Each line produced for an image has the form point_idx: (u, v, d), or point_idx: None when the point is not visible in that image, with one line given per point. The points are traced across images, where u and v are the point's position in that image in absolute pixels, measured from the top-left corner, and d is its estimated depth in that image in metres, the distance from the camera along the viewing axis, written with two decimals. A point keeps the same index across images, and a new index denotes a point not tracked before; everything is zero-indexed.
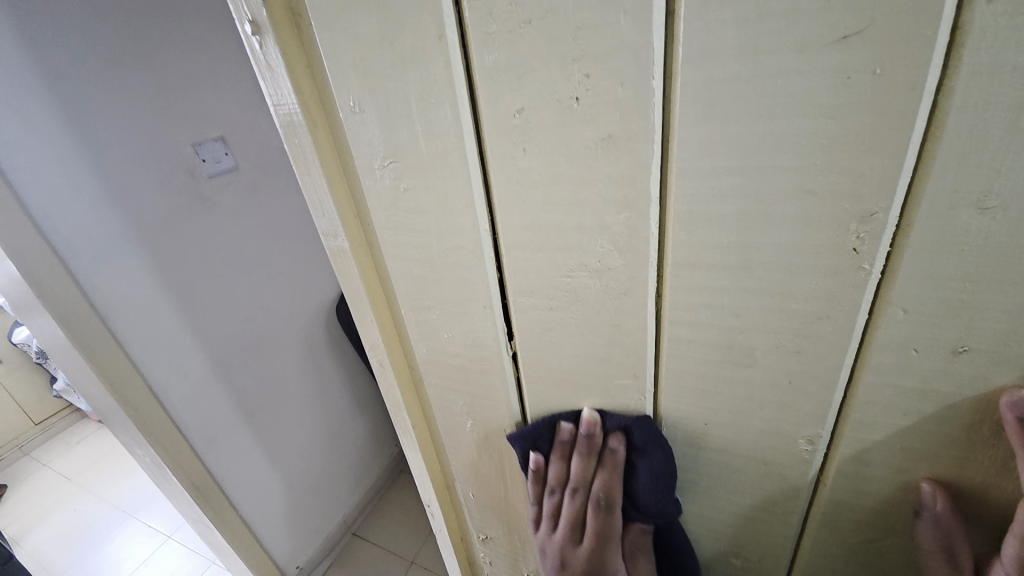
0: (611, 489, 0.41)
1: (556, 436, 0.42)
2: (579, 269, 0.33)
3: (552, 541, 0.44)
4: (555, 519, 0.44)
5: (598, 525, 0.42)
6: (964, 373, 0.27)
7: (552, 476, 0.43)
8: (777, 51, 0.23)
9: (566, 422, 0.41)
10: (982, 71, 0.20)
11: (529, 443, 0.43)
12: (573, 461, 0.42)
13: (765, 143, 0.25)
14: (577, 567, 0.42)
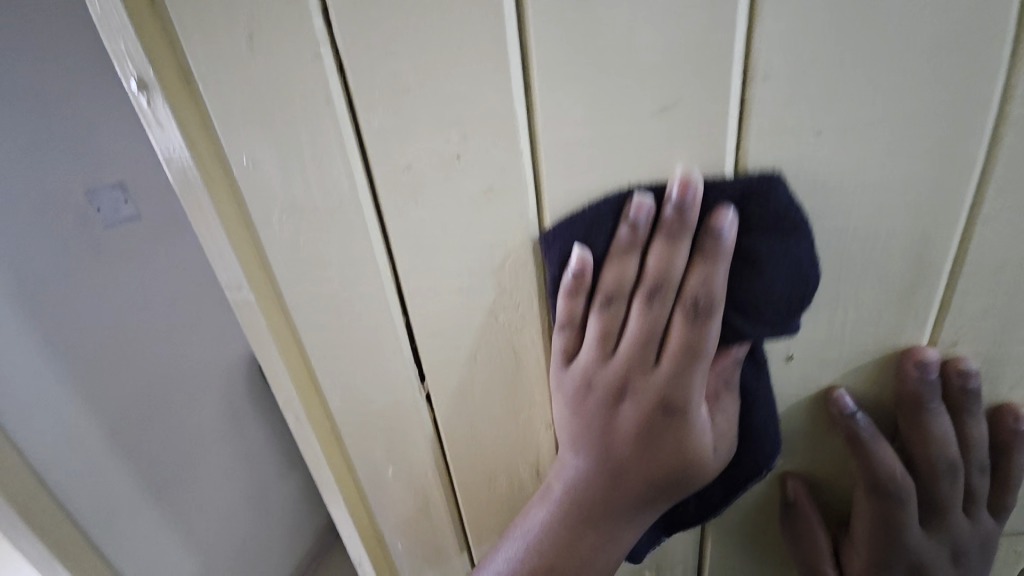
0: (713, 280, 0.28)
1: (620, 220, 0.29)
2: (477, 308, 0.36)
3: (605, 369, 0.32)
4: (609, 349, 0.32)
5: (686, 331, 0.29)
6: (799, 376, 0.32)
7: (610, 281, 0.30)
8: (614, 119, 0.27)
9: (644, 194, 0.28)
10: (766, 135, 0.26)
11: (577, 234, 0.30)
12: (650, 248, 0.29)
13: (618, 192, 0.29)
14: (648, 399, 0.32)
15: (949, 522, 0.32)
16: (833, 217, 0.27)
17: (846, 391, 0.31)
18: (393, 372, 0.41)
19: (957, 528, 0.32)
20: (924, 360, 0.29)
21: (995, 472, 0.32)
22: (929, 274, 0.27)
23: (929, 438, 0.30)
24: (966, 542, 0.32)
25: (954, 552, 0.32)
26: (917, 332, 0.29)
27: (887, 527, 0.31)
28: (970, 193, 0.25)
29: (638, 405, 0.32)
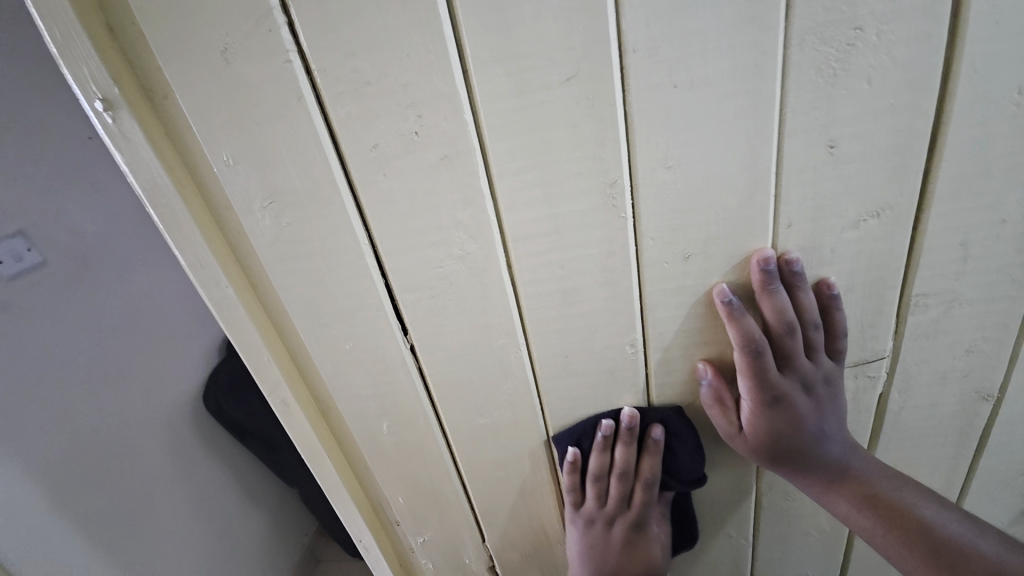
0: (654, 468, 0.54)
1: (597, 432, 0.52)
2: (447, 260, 0.43)
3: (602, 507, 0.56)
4: (601, 497, 0.56)
5: (644, 491, 0.55)
6: (697, 271, 0.43)
7: (593, 465, 0.54)
8: (533, 89, 0.36)
9: (608, 420, 0.51)
10: (641, 90, 0.36)
11: (572, 441, 0.52)
12: (617, 449, 0.53)
13: (544, 145, 0.38)
14: (625, 522, 0.57)
15: (795, 365, 0.46)
16: (696, 146, 0.38)
17: (725, 285, 0.43)
18: (379, 331, 0.47)
19: (802, 369, 0.46)
20: (764, 257, 0.41)
21: (829, 331, 0.45)
22: (765, 179, 0.39)
23: (774, 309, 0.43)
24: (812, 378, 0.46)
25: (803, 386, 0.47)
26: (765, 223, 0.40)
27: (755, 375, 0.46)
28: (779, 118, 0.36)
29: (623, 526, 0.57)
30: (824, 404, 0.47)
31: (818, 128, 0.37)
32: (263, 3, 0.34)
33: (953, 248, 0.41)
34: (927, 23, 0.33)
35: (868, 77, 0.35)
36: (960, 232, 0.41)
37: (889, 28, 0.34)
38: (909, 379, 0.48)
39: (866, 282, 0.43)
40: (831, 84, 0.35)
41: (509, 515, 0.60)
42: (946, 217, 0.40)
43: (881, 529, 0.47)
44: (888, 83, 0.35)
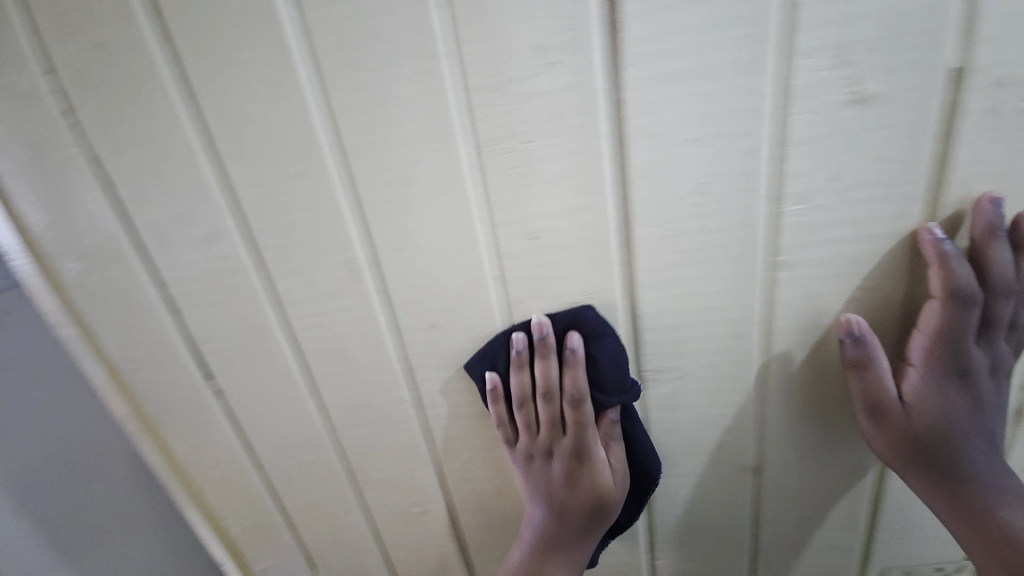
0: (578, 382, 0.45)
1: (510, 349, 0.46)
2: (230, 318, 0.49)
3: (537, 442, 0.49)
4: (533, 429, 0.49)
5: (576, 419, 0.47)
6: (444, 338, 0.47)
7: (516, 389, 0.47)
8: (267, 182, 0.41)
9: (518, 331, 0.45)
10: (358, 187, 0.41)
11: (484, 364, 0.47)
12: (534, 365, 0.46)
13: (288, 228, 0.43)
14: (566, 456, 0.48)
15: (976, 337, 0.41)
16: (417, 231, 0.42)
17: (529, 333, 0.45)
18: (183, 372, 0.53)
19: (983, 345, 0.42)
20: (997, 201, 0.36)
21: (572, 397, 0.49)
22: (482, 262, 0.43)
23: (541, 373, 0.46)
24: (991, 362, 0.42)
25: (976, 368, 0.42)
26: (494, 298, 0.45)
27: (938, 330, 0.40)
28: (482, 212, 0.41)
29: (564, 468, 0.48)
30: (989, 395, 0.43)
31: (518, 223, 0.41)
32: (46, 106, 0.41)
33: (670, 331, 0.44)
34: (588, 138, 0.37)
35: (550, 181, 0.39)
36: (674, 317, 0.44)
37: (557, 142, 0.38)
38: (663, 448, 0.51)
39: None
40: (518, 186, 0.40)
41: (338, 550, 0.64)
42: (655, 303, 0.43)
43: (948, 516, 0.45)
44: (569, 187, 0.39)
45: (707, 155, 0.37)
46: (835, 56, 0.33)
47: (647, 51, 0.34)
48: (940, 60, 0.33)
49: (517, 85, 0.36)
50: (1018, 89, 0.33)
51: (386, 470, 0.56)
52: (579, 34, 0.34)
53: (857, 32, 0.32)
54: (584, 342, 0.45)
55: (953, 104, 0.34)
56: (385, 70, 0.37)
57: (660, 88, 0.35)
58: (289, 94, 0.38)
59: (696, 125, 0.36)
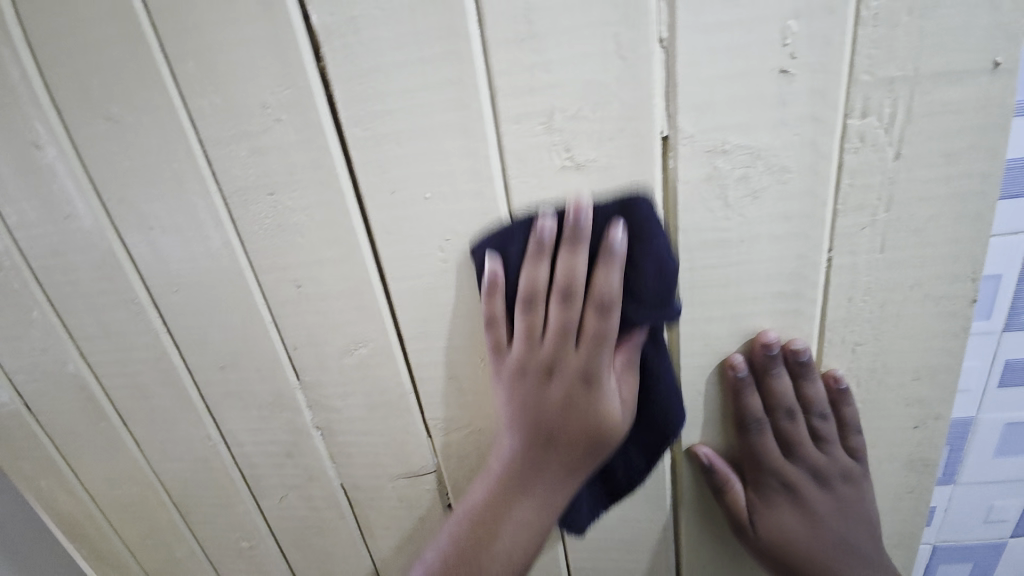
0: (608, 326, 0.35)
1: (531, 235, 0.35)
2: (34, 350, 0.49)
3: (534, 357, 0.37)
4: (534, 343, 0.37)
5: (586, 357, 0.36)
6: (235, 379, 0.47)
7: (531, 294, 0.36)
8: (46, 222, 0.43)
9: (546, 215, 0.35)
10: (125, 229, 0.42)
11: (489, 245, 0.36)
12: (560, 258, 0.35)
13: (69, 266, 0.44)
14: (571, 376, 0.37)
15: (802, 452, 0.42)
16: (188, 276, 0.43)
17: (343, 380, 0.46)
18: (3, 403, 0.53)
19: (813, 459, 0.42)
20: (767, 341, 0.38)
21: (372, 439, 0.49)
22: (256, 307, 0.43)
23: (546, 277, 0.35)
24: (829, 475, 0.41)
25: (818, 482, 0.42)
26: (275, 343, 0.45)
27: (755, 454, 0.42)
28: (246, 259, 0.41)
29: (565, 383, 0.37)
30: (847, 503, 0.41)
31: (281, 270, 0.41)
32: None
33: (444, 380, 0.44)
34: (327, 192, 0.38)
35: (301, 232, 0.39)
36: (446, 367, 0.44)
37: (300, 196, 0.38)
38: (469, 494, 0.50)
39: (383, 402, 0.46)
40: (273, 235, 0.40)
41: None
42: (425, 352, 0.43)
43: None
44: (320, 238, 0.39)
45: (443, 212, 0.37)
46: (541, 123, 0.34)
47: (361, 112, 0.35)
48: (645, 128, 0.33)
49: (250, 139, 0.37)
50: (726, 158, 0.33)
51: (208, 505, 0.56)
52: (295, 91, 0.35)
53: (557, 100, 0.33)
54: (628, 239, 0.34)
55: (667, 171, 0.34)
56: (125, 121, 0.38)
57: (382, 148, 0.36)
58: (49, 143, 0.40)
59: (427, 184, 0.36)
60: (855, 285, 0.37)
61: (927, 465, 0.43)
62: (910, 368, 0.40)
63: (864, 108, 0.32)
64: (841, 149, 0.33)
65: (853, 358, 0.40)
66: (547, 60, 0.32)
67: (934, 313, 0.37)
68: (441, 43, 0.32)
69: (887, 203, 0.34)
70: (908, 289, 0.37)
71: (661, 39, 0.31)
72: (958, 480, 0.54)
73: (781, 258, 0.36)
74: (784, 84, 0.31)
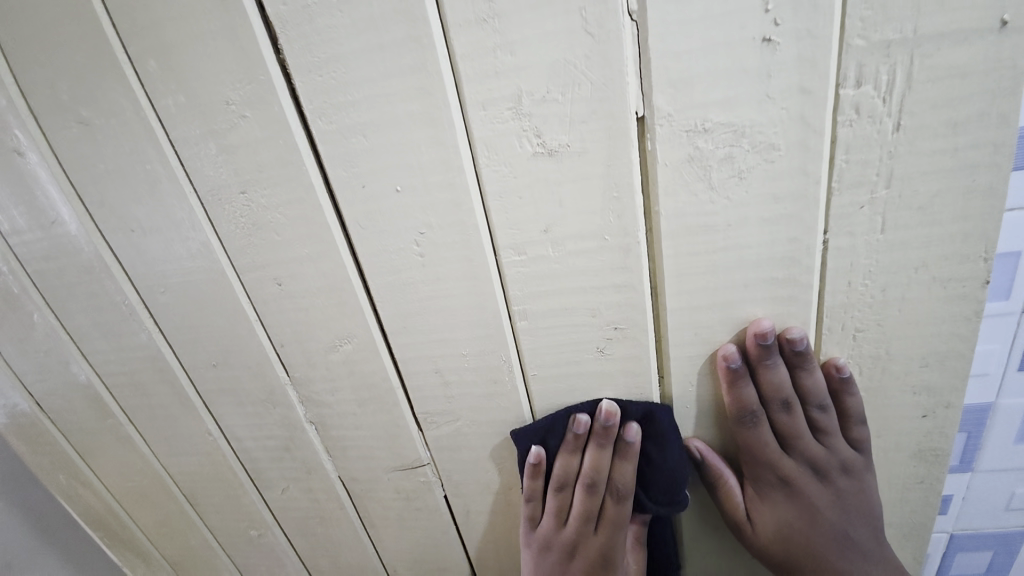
0: (623, 473, 0.42)
1: (569, 428, 0.42)
2: (40, 351, 0.51)
3: (559, 535, 0.44)
4: (561, 522, 0.44)
5: (610, 513, 0.43)
6: (228, 376, 0.48)
7: (559, 472, 0.43)
8: (37, 228, 0.43)
9: (582, 415, 0.41)
10: (110, 232, 0.42)
11: (533, 436, 0.43)
12: (587, 453, 0.42)
13: (62, 269, 0.45)
14: (589, 559, 0.43)
15: (800, 445, 0.40)
16: (173, 277, 0.43)
17: (333, 375, 0.46)
18: (18, 401, 0.56)
19: (811, 451, 0.40)
20: (762, 330, 0.36)
21: (365, 433, 0.49)
22: (242, 306, 0.43)
23: (563, 469, 0.43)
24: (827, 466, 0.40)
25: (815, 474, 0.40)
26: (262, 340, 0.45)
27: (749, 448, 0.40)
28: (227, 258, 0.41)
29: (585, 560, 0.44)
30: (846, 495, 0.40)
31: (262, 268, 0.41)
32: None
33: (430, 374, 0.44)
34: (298, 189, 0.37)
35: (277, 230, 0.39)
36: (430, 361, 0.43)
37: (272, 193, 0.37)
38: (463, 486, 0.50)
39: (372, 397, 0.46)
40: (250, 234, 0.40)
41: (199, 563, 0.66)
42: (409, 347, 0.43)
43: None
44: (296, 235, 0.39)
45: (415, 205, 0.36)
46: (509, 108, 0.32)
47: (325, 104, 0.34)
48: (618, 109, 0.31)
49: (217, 137, 0.36)
50: (708, 137, 0.31)
51: (215, 496, 0.58)
52: (257, 85, 0.34)
53: (524, 83, 0.31)
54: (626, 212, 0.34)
55: (645, 154, 0.32)
56: (97, 124, 0.37)
57: (350, 141, 0.34)
58: (29, 149, 0.40)
59: (396, 176, 0.35)
60: (854, 269, 0.34)
61: (938, 455, 0.41)
62: (916, 355, 0.37)
63: (858, 77, 0.29)
64: (834, 123, 0.30)
65: (853, 345, 0.37)
66: (510, 41, 0.30)
67: (942, 296, 0.35)
68: (399, 27, 0.31)
69: (887, 179, 0.32)
70: (913, 271, 0.34)
71: (631, 11, 0.29)
72: (976, 468, 0.51)
73: (772, 242, 0.34)
74: (768, 54, 0.29)
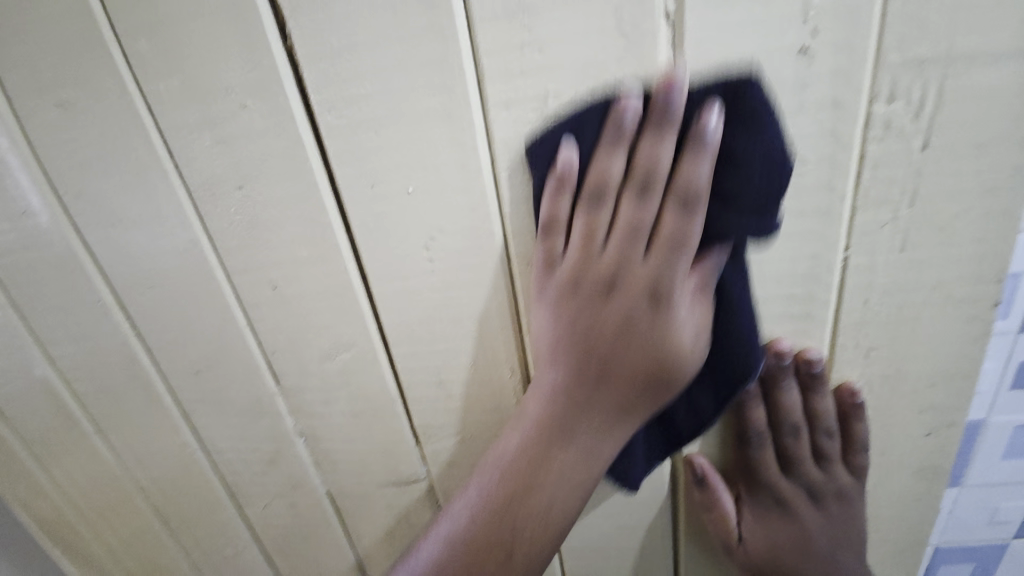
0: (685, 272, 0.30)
1: (611, 115, 0.29)
2: None
3: (586, 268, 0.31)
4: (588, 258, 0.31)
5: (668, 328, 0.30)
6: (210, 384, 0.45)
7: (593, 179, 0.30)
8: None
9: (633, 96, 0.28)
10: (86, 226, 0.39)
11: (568, 126, 0.29)
12: (631, 163, 0.29)
13: (28, 264, 0.41)
14: (625, 352, 0.31)
15: (800, 468, 0.40)
16: (155, 275, 0.40)
17: (326, 385, 0.43)
18: None
19: (810, 475, 0.40)
20: (781, 350, 0.36)
21: (357, 446, 0.46)
22: (230, 309, 0.40)
23: (598, 174, 0.29)
24: (821, 491, 0.40)
25: (810, 497, 0.40)
26: (251, 346, 0.42)
27: (750, 467, 0.40)
28: (217, 258, 0.38)
29: (612, 345, 0.31)
30: (837, 525, 0.40)
31: (254, 269, 0.38)
32: None
33: (432, 385, 0.42)
34: (299, 186, 0.34)
35: (275, 229, 0.36)
36: (433, 371, 0.41)
37: (272, 189, 0.35)
38: None
39: (369, 408, 0.44)
40: (244, 232, 0.37)
41: None
42: (410, 357, 0.40)
43: None
44: (292, 233, 0.36)
45: (427, 207, 0.34)
46: (534, 108, 0.30)
47: (335, 96, 0.31)
48: None
49: (213, 126, 0.33)
50: None
51: (189, 512, 0.54)
52: (261, 73, 0.31)
53: (551, 83, 0.30)
54: None
55: None
56: (78, 106, 0.34)
57: (359, 136, 0.32)
58: None
59: (408, 176, 0.33)
60: (872, 286, 0.34)
61: (939, 472, 0.41)
62: (926, 374, 0.37)
63: (891, 93, 0.29)
64: (865, 138, 0.30)
65: (866, 362, 0.37)
66: (539, 37, 0.29)
67: (955, 315, 0.35)
68: (420, 15, 0.29)
69: (910, 197, 0.31)
70: (929, 290, 0.34)
71: (668, 13, 0.28)
72: (966, 483, 0.51)
73: (793, 257, 0.33)
74: (803, 64, 0.28)
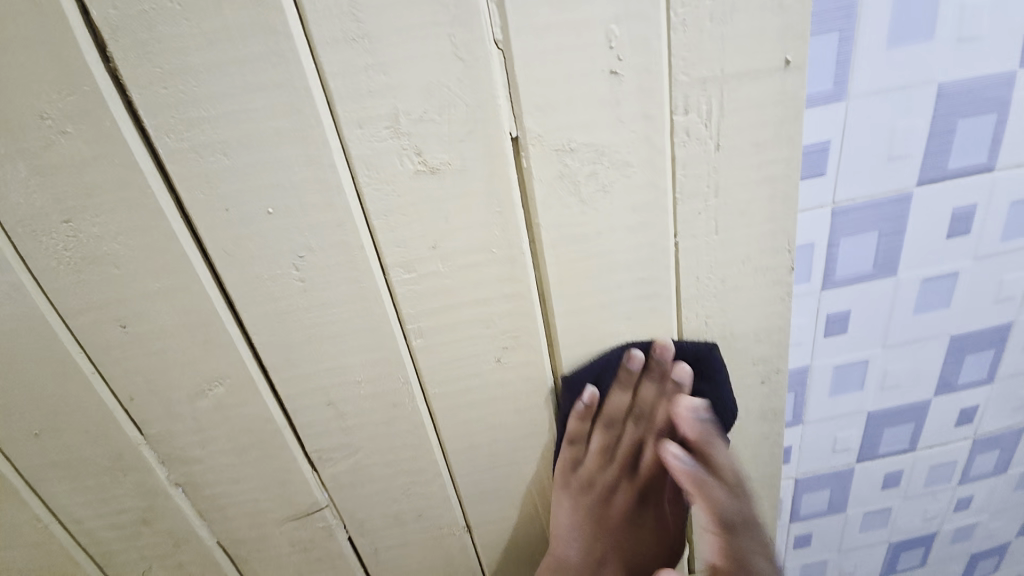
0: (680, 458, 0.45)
1: (623, 365, 0.43)
2: None
3: (606, 462, 0.47)
4: (605, 454, 0.46)
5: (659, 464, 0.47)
6: (56, 445, 0.39)
7: (610, 408, 0.45)
8: None
9: (638, 350, 0.42)
10: None
11: (589, 379, 0.43)
12: (638, 387, 0.44)
13: None
14: (630, 485, 0.48)
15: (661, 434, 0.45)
16: None
17: (202, 424, 0.40)
18: None
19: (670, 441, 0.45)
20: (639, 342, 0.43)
21: (247, 485, 0.43)
22: (72, 357, 0.36)
23: (614, 408, 0.45)
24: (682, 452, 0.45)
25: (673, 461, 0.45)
26: (104, 395, 0.38)
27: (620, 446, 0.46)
28: (48, 301, 0.34)
29: (629, 493, 0.48)
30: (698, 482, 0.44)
31: (97, 309, 0.35)
32: None
33: (322, 407, 0.41)
34: (143, 214, 0.32)
35: (118, 263, 0.33)
36: (321, 393, 0.40)
37: (110, 220, 0.32)
38: (367, 523, 0.47)
39: (254, 443, 0.41)
40: (81, 269, 0.33)
41: None
42: (295, 382, 0.39)
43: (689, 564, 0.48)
44: (140, 265, 0.34)
45: (291, 227, 0.34)
46: (386, 127, 0.32)
47: (174, 120, 0.30)
48: (493, 130, 0.33)
49: (27, 156, 0.30)
50: (574, 155, 0.35)
51: None
52: (80, 97, 0.29)
53: (400, 103, 0.32)
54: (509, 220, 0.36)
55: (521, 171, 0.35)
56: None
57: (206, 160, 0.31)
58: None
59: (266, 197, 0.33)
60: (700, 266, 0.41)
61: (776, 414, 0.49)
62: (752, 333, 0.45)
63: (686, 105, 0.35)
64: (673, 143, 0.36)
65: (707, 330, 0.44)
66: (382, 60, 0.30)
67: (764, 282, 0.42)
68: (256, 39, 0.29)
69: (715, 189, 0.38)
70: (742, 264, 0.41)
71: (497, 40, 0.31)
72: (806, 420, 0.62)
73: (634, 246, 0.38)
74: (615, 83, 0.33)
